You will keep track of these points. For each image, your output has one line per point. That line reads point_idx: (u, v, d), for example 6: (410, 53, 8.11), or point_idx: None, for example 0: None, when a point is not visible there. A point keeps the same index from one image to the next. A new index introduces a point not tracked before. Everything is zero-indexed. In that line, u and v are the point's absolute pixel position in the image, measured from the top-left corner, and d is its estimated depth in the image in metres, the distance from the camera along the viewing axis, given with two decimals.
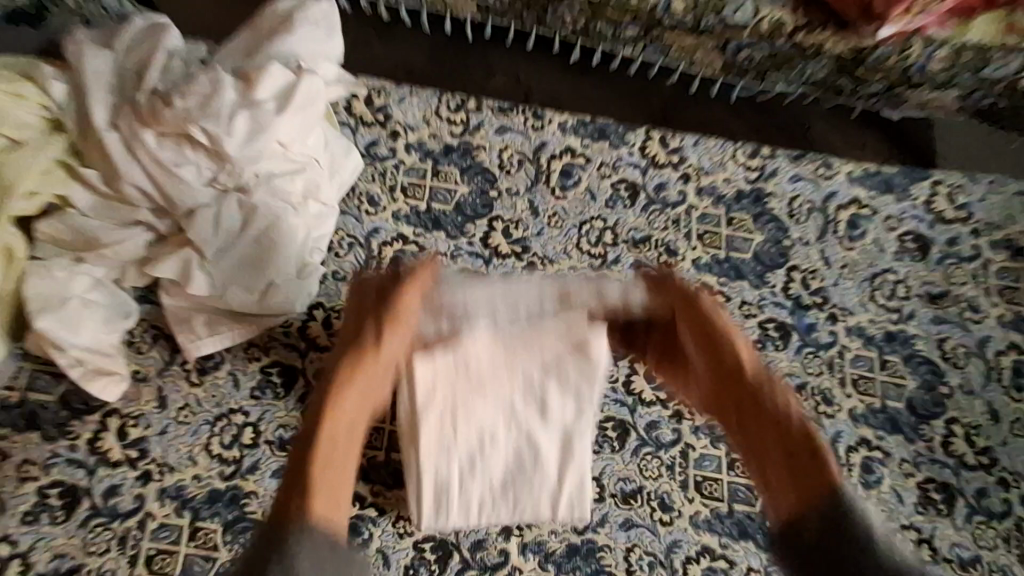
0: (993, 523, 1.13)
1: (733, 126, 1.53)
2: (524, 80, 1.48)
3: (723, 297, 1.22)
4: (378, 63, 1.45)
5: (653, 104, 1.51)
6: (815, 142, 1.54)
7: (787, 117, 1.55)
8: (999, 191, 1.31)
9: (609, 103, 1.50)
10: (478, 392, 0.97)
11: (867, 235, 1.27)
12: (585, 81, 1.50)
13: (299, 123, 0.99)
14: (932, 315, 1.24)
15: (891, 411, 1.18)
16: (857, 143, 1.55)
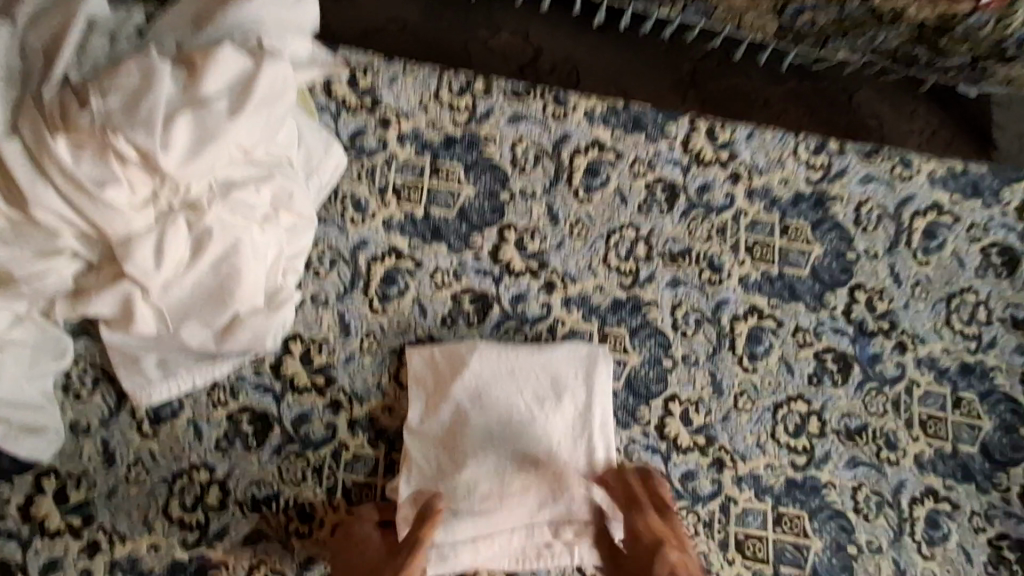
0: None
1: (769, 90, 1.29)
2: (535, 45, 1.24)
3: (774, 322, 1.03)
4: (360, 17, 1.20)
5: (681, 64, 1.28)
6: (862, 109, 1.30)
7: (837, 91, 1.30)
8: None
9: (630, 66, 1.26)
10: (478, 444, 0.89)
11: (946, 247, 1.08)
12: (606, 46, 1.26)
13: (261, 123, 0.78)
14: (1016, 344, 1.06)
15: (963, 457, 1.02)
16: (910, 111, 1.31)
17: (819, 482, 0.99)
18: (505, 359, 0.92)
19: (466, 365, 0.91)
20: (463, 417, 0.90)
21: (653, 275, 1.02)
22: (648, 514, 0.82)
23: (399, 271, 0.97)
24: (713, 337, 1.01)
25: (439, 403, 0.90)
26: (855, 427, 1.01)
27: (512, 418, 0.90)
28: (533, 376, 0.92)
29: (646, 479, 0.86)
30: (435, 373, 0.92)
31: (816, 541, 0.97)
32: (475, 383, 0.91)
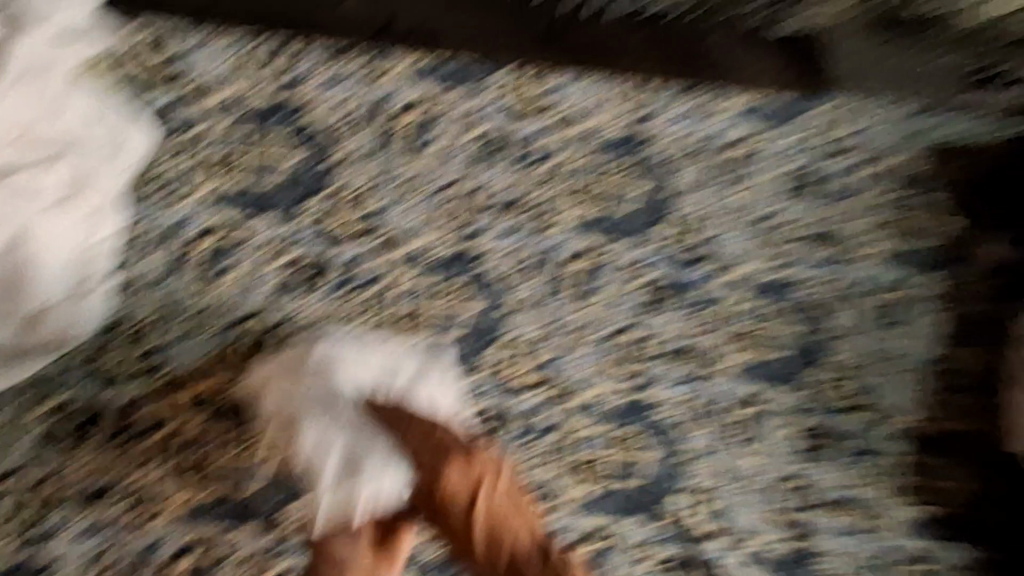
0: (879, 460, 1.13)
1: (628, 42, 1.11)
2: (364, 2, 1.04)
3: (613, 257, 1.11)
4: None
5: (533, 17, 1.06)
6: (723, 57, 1.14)
7: (698, 38, 1.11)
8: (897, 109, 1.21)
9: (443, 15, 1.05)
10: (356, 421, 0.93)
11: (762, 172, 1.19)
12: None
13: (21, 102, 0.92)
14: (821, 257, 1.18)
15: (777, 362, 1.13)
16: (775, 54, 1.14)
17: (648, 401, 1.09)
18: (358, 344, 1.00)
19: (316, 351, 0.97)
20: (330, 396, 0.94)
21: (490, 225, 1.08)
22: (456, 461, 0.80)
23: (227, 247, 1.00)
24: (547, 280, 1.08)
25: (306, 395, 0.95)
26: (681, 348, 1.11)
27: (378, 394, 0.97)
28: (393, 361, 1.00)
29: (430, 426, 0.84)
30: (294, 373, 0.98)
31: (652, 454, 1.07)
32: (330, 364, 0.96)
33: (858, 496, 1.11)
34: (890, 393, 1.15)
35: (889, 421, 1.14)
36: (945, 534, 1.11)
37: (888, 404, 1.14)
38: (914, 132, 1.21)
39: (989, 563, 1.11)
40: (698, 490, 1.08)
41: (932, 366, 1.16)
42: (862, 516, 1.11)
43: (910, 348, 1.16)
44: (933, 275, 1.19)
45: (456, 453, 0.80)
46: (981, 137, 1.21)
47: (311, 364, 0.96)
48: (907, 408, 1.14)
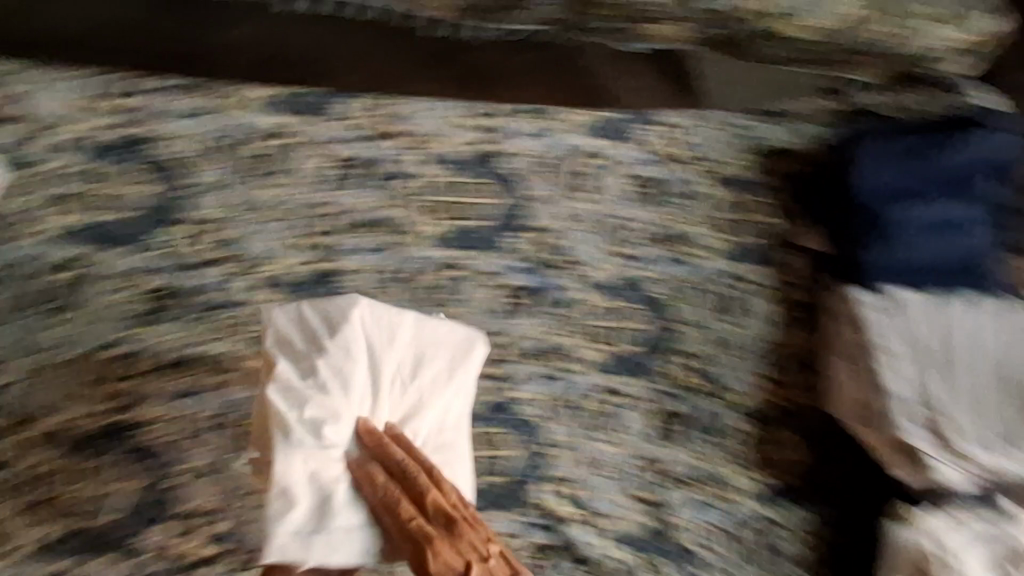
0: (723, 441, 1.24)
1: (516, 69, 1.30)
2: (274, 49, 1.19)
3: (468, 270, 1.21)
4: (77, 44, 1.15)
5: (429, 54, 1.25)
6: (600, 79, 1.34)
7: (575, 66, 1.32)
8: (719, 129, 1.39)
9: (337, 44, 1.20)
10: (353, 411, 0.82)
11: (605, 184, 1.32)
12: (344, 33, 1.20)
13: None
14: (666, 257, 1.32)
15: (630, 355, 1.26)
16: (642, 75, 1.36)
17: (510, 400, 1.19)
18: (390, 321, 0.89)
19: (354, 312, 0.87)
20: (333, 381, 0.82)
21: (356, 245, 1.16)
22: (440, 539, 0.73)
23: (76, 279, 1.04)
24: (410, 293, 1.16)
25: (308, 362, 0.83)
26: (536, 347, 1.23)
27: (382, 376, 0.86)
28: (401, 347, 0.89)
29: (417, 489, 0.77)
30: (301, 327, 0.86)
31: (515, 450, 1.18)
32: (362, 346, 0.85)
33: (712, 473, 1.22)
34: (733, 377, 1.28)
35: (732, 403, 1.27)
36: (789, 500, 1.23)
37: (731, 387, 1.27)
38: (734, 144, 1.39)
39: (829, 523, 1.22)
40: (563, 481, 1.18)
41: (768, 349, 1.30)
42: (714, 491, 1.22)
43: (748, 335, 1.30)
44: (763, 268, 1.34)
45: (441, 529, 0.74)
46: (790, 146, 1.42)
47: (327, 343, 0.83)
48: (747, 388, 1.28)
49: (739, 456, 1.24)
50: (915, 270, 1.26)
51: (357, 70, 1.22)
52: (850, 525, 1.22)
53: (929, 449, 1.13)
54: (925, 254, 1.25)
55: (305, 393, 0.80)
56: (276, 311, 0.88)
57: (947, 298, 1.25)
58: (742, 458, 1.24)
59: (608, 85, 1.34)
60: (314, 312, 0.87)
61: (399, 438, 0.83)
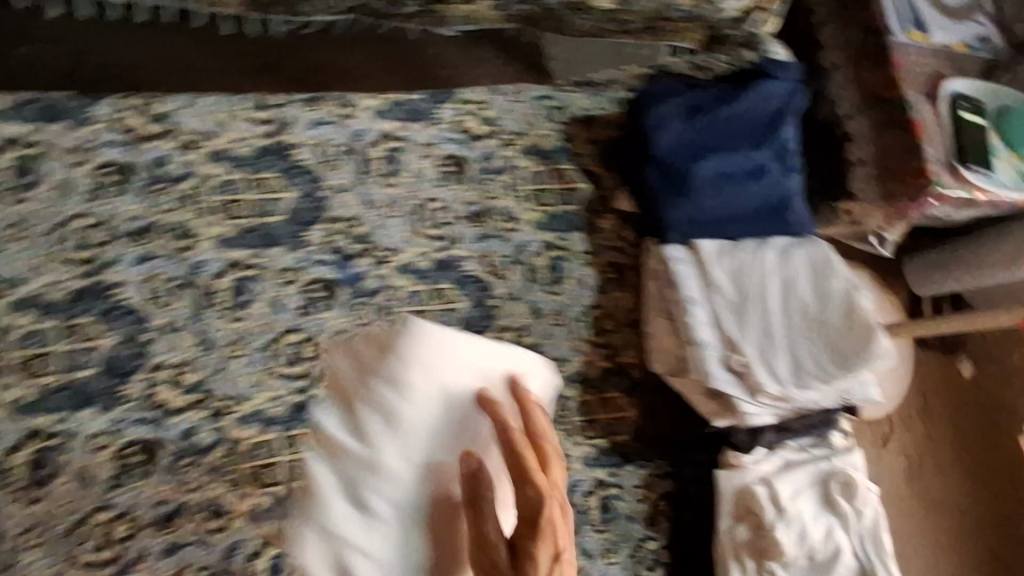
0: None
1: (350, 61, 1.32)
2: (103, 64, 1.22)
3: (260, 270, 1.17)
4: None
5: (263, 56, 1.28)
6: (437, 62, 1.35)
7: (412, 50, 1.33)
8: (518, 100, 1.41)
9: (144, 45, 1.24)
10: (422, 407, 1.00)
11: (406, 167, 1.31)
12: (173, 44, 1.24)
13: None
14: (476, 233, 1.32)
15: None
16: (480, 58, 1.38)
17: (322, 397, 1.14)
18: (459, 341, 1.04)
19: (422, 344, 1.02)
20: (393, 422, 0.98)
21: (128, 256, 1.09)
22: (551, 514, 0.95)
23: None
24: (194, 299, 1.11)
25: (378, 394, 1.00)
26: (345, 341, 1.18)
27: (464, 386, 1.03)
28: (473, 365, 1.05)
29: (517, 463, 0.97)
30: (352, 363, 1.04)
31: None
32: (445, 383, 1.02)
33: None
34: (551, 344, 1.31)
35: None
36: (620, 457, 1.29)
37: (549, 354, 1.30)
38: (536, 117, 1.41)
39: (662, 473, 1.30)
40: None
41: (587, 313, 1.34)
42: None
43: (564, 301, 1.33)
44: (575, 234, 1.37)
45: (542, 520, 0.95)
46: (589, 111, 1.46)
47: (386, 391, 0.99)
48: (568, 354, 1.31)
49: (560, 421, 1.27)
50: (709, 223, 1.32)
51: (191, 77, 1.26)
52: (679, 472, 1.32)
53: (736, 394, 1.15)
54: (715, 207, 1.32)
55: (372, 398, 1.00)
56: (336, 355, 1.07)
57: (744, 246, 1.29)
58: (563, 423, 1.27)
59: (443, 67, 1.36)
60: (384, 337, 1.03)
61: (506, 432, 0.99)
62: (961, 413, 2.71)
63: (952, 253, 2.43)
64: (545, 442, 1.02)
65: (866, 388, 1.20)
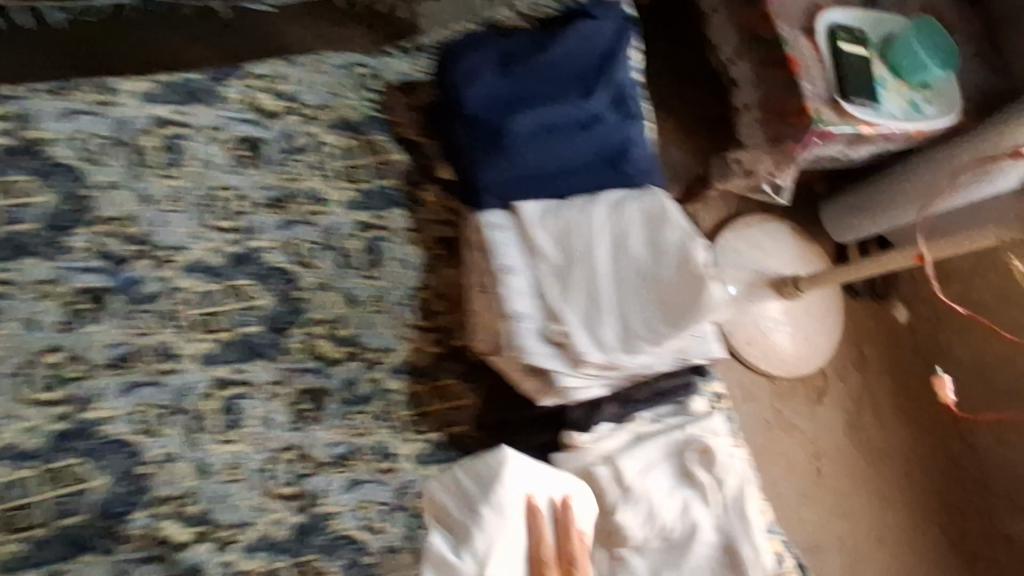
0: (363, 407, 1.14)
1: (189, 45, 1.29)
2: None
3: (6, 287, 1.02)
4: None
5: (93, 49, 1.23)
6: (283, 36, 1.33)
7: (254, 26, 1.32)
8: (320, 70, 1.26)
9: None
10: (483, 534, 0.94)
11: (189, 153, 1.16)
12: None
13: None
14: (279, 221, 1.18)
15: (247, 338, 1.11)
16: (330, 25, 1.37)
17: (90, 421, 1.01)
18: (531, 469, 1.00)
19: (506, 473, 0.98)
20: (482, 548, 0.92)
21: None
22: None
23: None
24: None
25: (467, 530, 0.94)
26: (118, 356, 1.05)
27: (524, 516, 0.98)
28: (540, 484, 1.01)
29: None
30: (456, 494, 0.98)
31: (101, 479, 0.98)
32: (518, 504, 0.97)
33: (356, 446, 1.12)
34: (372, 334, 1.17)
35: (376, 364, 1.16)
36: (458, 452, 1.17)
37: (371, 345, 1.17)
38: (339, 86, 1.26)
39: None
40: (169, 501, 1.01)
41: (412, 296, 1.21)
42: (366, 465, 1.12)
43: (385, 285, 1.20)
44: (394, 210, 1.23)
45: None
46: (409, 76, 1.32)
47: (484, 511, 0.95)
48: (394, 344, 1.18)
49: (384, 417, 1.15)
50: (532, 182, 1.19)
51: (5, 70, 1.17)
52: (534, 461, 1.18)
53: (559, 367, 1.03)
54: (541, 163, 1.19)
55: (462, 537, 0.94)
56: (432, 482, 1.01)
57: (565, 201, 1.17)
58: (388, 420, 1.15)
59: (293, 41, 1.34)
60: (458, 471, 1.00)
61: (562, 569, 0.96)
62: (898, 359, 2.61)
63: (865, 195, 2.32)
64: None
65: (705, 346, 1.10)
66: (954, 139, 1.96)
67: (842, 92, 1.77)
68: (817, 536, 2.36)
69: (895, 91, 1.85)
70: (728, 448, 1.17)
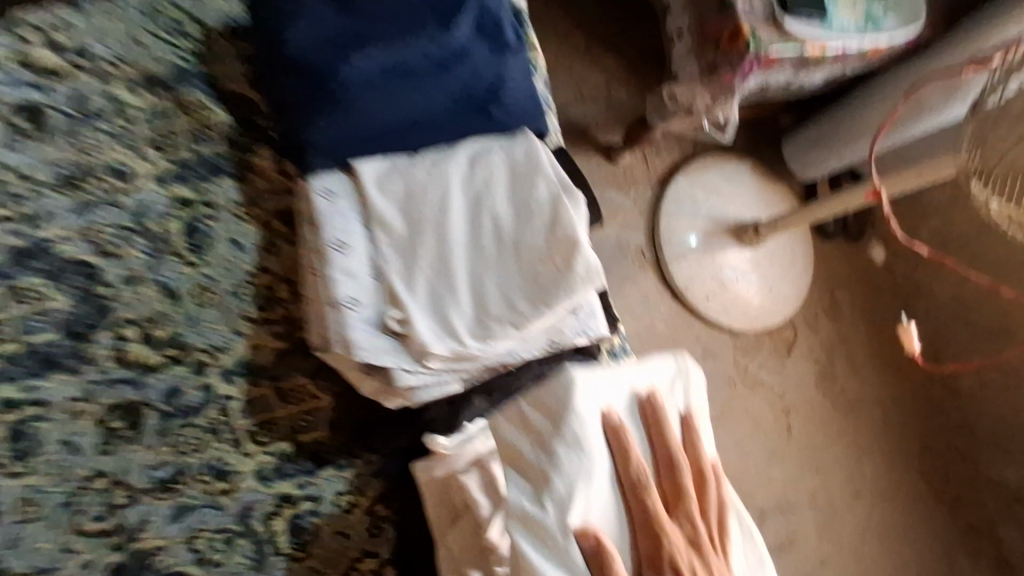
0: (193, 420, 0.96)
1: None
2: None
3: None
4: None
5: None
6: None
7: None
8: (111, 12, 0.97)
9: None
10: (572, 456, 0.89)
11: None
12: None
13: None
14: (71, 203, 0.92)
15: (41, 347, 0.89)
16: None
17: None
18: (603, 384, 0.96)
19: (575, 398, 0.91)
20: (562, 490, 0.86)
21: None
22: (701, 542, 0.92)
23: None
24: None
25: (545, 472, 0.88)
26: None
27: (614, 420, 0.94)
28: (614, 393, 0.97)
29: (673, 477, 0.95)
30: (527, 433, 0.91)
31: None
32: (598, 420, 0.92)
33: (186, 467, 0.95)
34: (197, 332, 0.98)
35: (206, 367, 0.98)
36: (314, 462, 1.01)
37: (198, 344, 0.98)
38: (140, 33, 0.98)
39: (372, 473, 1.04)
40: None
41: (247, 283, 1.02)
42: (198, 488, 0.95)
43: (212, 272, 1.00)
44: (220, 181, 1.03)
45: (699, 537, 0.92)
46: (233, 17, 1.07)
47: (560, 450, 0.88)
48: (229, 343, 1.00)
49: (220, 431, 0.97)
50: (373, 136, 0.95)
51: None
52: (401, 468, 1.06)
53: (398, 365, 0.87)
54: (382, 115, 0.95)
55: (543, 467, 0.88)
56: (500, 423, 0.92)
57: (404, 158, 0.98)
58: (228, 433, 0.98)
59: None
60: (526, 402, 0.93)
61: (668, 457, 0.96)
62: (875, 302, 2.40)
63: (829, 124, 2.06)
64: (684, 474, 0.95)
65: (580, 326, 0.97)
66: (925, 57, 1.70)
67: (784, 6, 1.49)
68: (787, 496, 2.21)
69: (847, 3, 1.57)
70: (669, 381, 1.04)
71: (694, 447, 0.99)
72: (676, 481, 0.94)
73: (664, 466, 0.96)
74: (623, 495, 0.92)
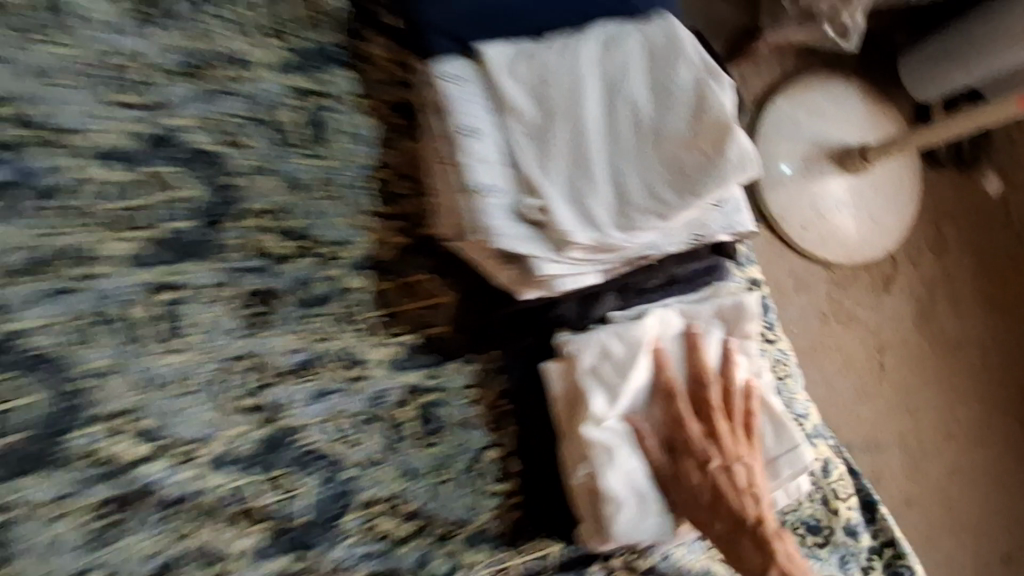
0: (319, 310, 1.00)
1: None
2: None
3: None
4: None
5: None
6: None
7: None
8: None
9: None
10: (639, 377, 0.98)
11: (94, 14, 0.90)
12: None
13: None
14: (190, 91, 0.95)
15: (178, 233, 0.93)
16: None
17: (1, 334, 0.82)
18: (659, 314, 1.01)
19: (642, 327, 0.98)
20: (627, 403, 0.98)
21: None
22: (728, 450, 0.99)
23: None
24: None
25: (617, 384, 0.96)
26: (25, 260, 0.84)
27: (662, 345, 1.00)
28: (668, 322, 1.01)
29: (705, 397, 1.00)
30: (600, 353, 0.97)
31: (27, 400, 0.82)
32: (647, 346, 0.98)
33: (318, 354, 0.99)
34: (322, 224, 1.01)
35: (334, 260, 1.02)
36: (437, 355, 1.06)
37: (323, 238, 1.01)
38: None
39: (495, 367, 1.08)
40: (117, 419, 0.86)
41: (365, 178, 1.05)
42: (335, 372, 1.00)
43: (331, 166, 1.02)
44: (333, 69, 1.05)
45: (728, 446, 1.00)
46: None
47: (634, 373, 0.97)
48: (352, 237, 1.03)
49: (347, 320, 1.02)
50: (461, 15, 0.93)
51: None
52: (524, 372, 1.09)
53: (538, 252, 0.86)
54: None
55: (597, 380, 0.96)
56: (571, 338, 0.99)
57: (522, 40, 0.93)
58: (352, 323, 1.02)
59: None
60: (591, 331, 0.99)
61: (701, 380, 1.01)
62: (987, 238, 2.22)
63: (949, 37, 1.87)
64: (722, 394, 1.02)
65: (716, 218, 0.96)
66: None
67: None
68: (877, 436, 2.09)
69: None
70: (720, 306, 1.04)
71: (730, 372, 1.03)
72: (708, 399, 1.00)
73: (700, 387, 1.01)
74: (659, 404, 1.00)
